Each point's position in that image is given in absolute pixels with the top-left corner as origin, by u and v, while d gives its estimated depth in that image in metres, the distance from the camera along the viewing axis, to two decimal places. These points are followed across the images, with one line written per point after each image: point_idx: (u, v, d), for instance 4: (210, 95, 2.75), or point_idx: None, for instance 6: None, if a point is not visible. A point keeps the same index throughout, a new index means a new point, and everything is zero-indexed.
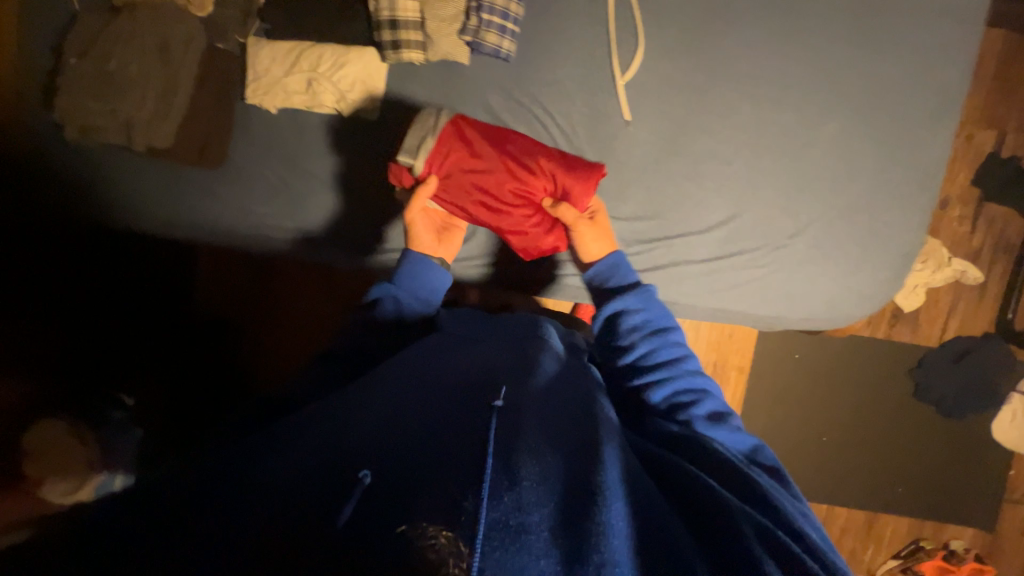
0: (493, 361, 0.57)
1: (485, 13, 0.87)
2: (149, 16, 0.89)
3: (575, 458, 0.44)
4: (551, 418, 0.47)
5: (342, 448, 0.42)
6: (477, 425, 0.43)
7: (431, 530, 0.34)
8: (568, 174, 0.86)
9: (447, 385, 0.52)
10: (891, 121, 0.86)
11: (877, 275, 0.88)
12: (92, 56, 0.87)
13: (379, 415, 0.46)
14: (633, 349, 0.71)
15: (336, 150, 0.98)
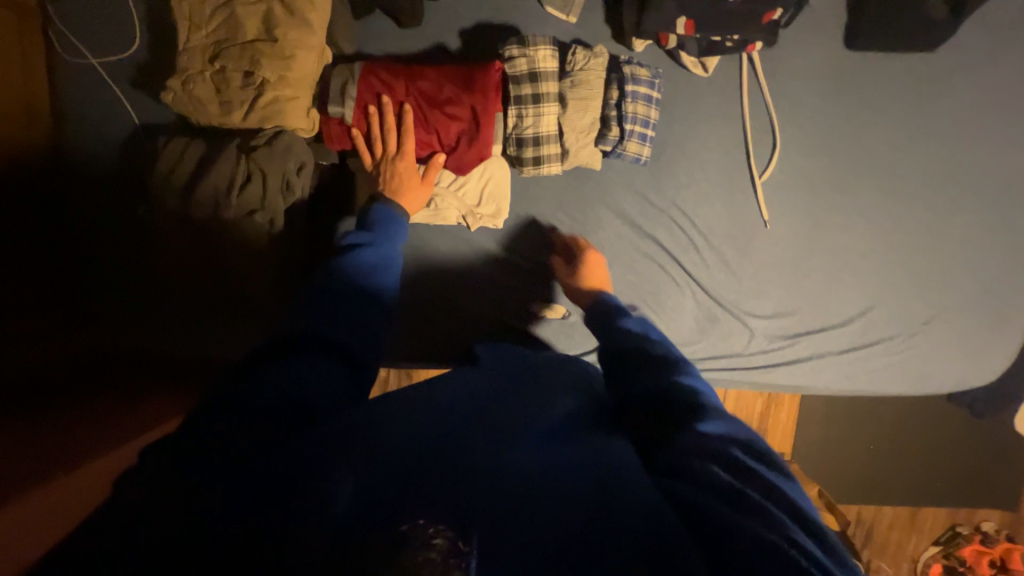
0: (540, 386, 0.47)
1: (629, 123, 0.83)
2: (264, 149, 0.76)
3: (576, 472, 0.36)
4: (540, 431, 0.40)
5: (327, 447, 0.34)
6: (461, 430, 0.39)
7: (429, 532, 0.30)
8: (469, 96, 0.78)
9: (449, 401, 0.43)
10: (1015, 207, 0.89)
11: (1002, 352, 0.93)
12: (200, 202, 0.78)
13: (397, 413, 0.40)
14: (661, 378, 0.49)
15: (463, 263, 0.93)
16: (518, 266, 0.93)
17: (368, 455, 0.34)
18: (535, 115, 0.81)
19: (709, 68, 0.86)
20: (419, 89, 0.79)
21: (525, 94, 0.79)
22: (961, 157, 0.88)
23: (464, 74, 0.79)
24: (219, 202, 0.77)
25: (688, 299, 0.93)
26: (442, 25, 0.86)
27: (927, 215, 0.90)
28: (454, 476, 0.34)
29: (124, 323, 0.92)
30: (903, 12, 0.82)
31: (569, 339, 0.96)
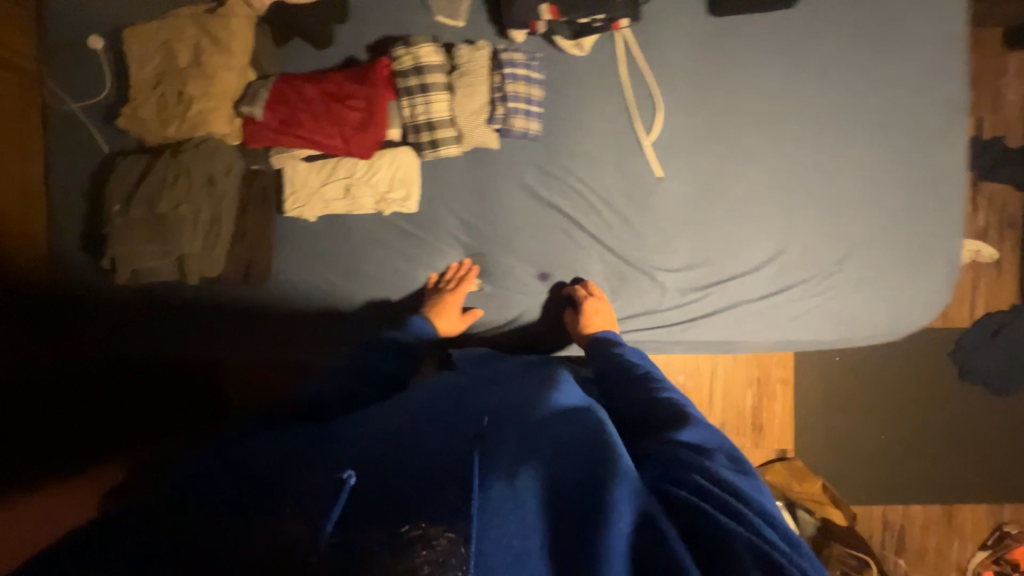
0: (518, 401, 0.57)
1: (511, 102, 0.92)
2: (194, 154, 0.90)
3: (588, 486, 0.45)
4: (550, 446, 0.49)
5: (351, 466, 0.46)
6: (459, 446, 0.48)
7: (433, 531, 0.39)
8: (363, 89, 0.89)
9: (452, 420, 0.54)
10: (904, 140, 0.91)
11: (930, 285, 0.91)
12: (138, 203, 0.89)
13: (415, 444, 0.50)
14: (654, 398, 0.66)
15: (386, 248, 1.01)
16: (436, 246, 1.01)
17: (397, 487, 0.44)
18: (425, 103, 0.91)
19: (585, 48, 0.95)
20: (321, 88, 0.90)
21: (412, 85, 0.90)
22: (840, 100, 0.92)
23: (359, 71, 0.90)
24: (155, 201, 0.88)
25: (598, 261, 0.96)
26: (350, 42, 1.00)
27: (819, 158, 0.92)
28: (464, 475, 0.44)
29: (87, 326, 1.01)
30: None
31: (491, 312, 1.00)
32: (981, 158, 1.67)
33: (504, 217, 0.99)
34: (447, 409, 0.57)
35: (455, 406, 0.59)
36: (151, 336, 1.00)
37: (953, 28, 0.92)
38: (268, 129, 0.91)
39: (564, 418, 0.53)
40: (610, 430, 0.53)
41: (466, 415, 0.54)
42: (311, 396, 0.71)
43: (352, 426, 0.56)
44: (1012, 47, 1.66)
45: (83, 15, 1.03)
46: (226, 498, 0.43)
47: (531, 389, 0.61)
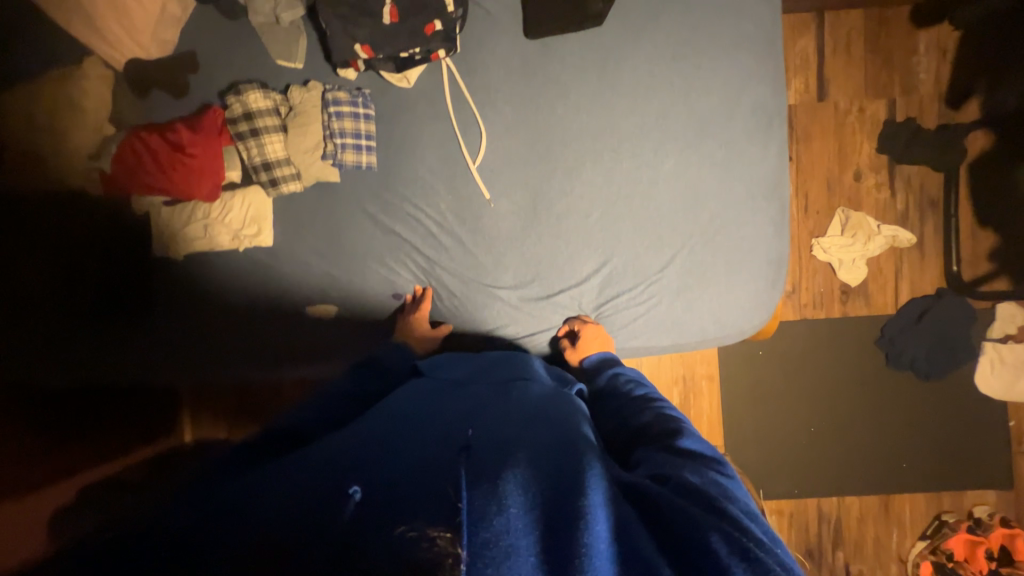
0: (491, 420, 0.64)
1: (339, 139, 0.97)
2: (66, 204, 1.06)
3: (561, 493, 0.50)
4: (540, 459, 0.55)
5: (332, 478, 0.52)
6: (462, 456, 0.54)
7: (432, 532, 0.43)
8: (196, 136, 0.98)
9: (435, 435, 0.60)
10: (722, 145, 0.91)
11: (754, 287, 0.93)
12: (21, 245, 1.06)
13: (401, 456, 0.55)
14: (647, 416, 0.73)
15: (247, 280, 1.07)
16: (292, 275, 1.06)
17: (393, 495, 0.49)
18: (258, 146, 0.97)
19: (412, 79, 0.98)
20: (160, 137, 0.99)
21: (244, 130, 0.97)
22: (655, 109, 0.93)
23: (193, 121, 0.99)
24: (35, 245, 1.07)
25: (440, 281, 1.01)
26: (202, 89, 1.07)
27: (640, 170, 0.94)
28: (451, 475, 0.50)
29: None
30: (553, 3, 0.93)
31: (353, 336, 1.06)
32: (896, 140, 1.63)
33: (351, 245, 1.04)
34: (432, 424, 0.63)
35: (438, 419, 0.65)
36: (121, 362, 1.09)
37: (766, 29, 0.92)
38: (121, 178, 1.00)
39: (530, 433, 0.60)
40: (586, 442, 0.60)
41: (449, 431, 0.60)
42: (298, 417, 0.72)
43: (336, 444, 0.60)
44: (919, 24, 1.61)
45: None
46: (217, 519, 0.47)
47: (500, 410, 0.67)
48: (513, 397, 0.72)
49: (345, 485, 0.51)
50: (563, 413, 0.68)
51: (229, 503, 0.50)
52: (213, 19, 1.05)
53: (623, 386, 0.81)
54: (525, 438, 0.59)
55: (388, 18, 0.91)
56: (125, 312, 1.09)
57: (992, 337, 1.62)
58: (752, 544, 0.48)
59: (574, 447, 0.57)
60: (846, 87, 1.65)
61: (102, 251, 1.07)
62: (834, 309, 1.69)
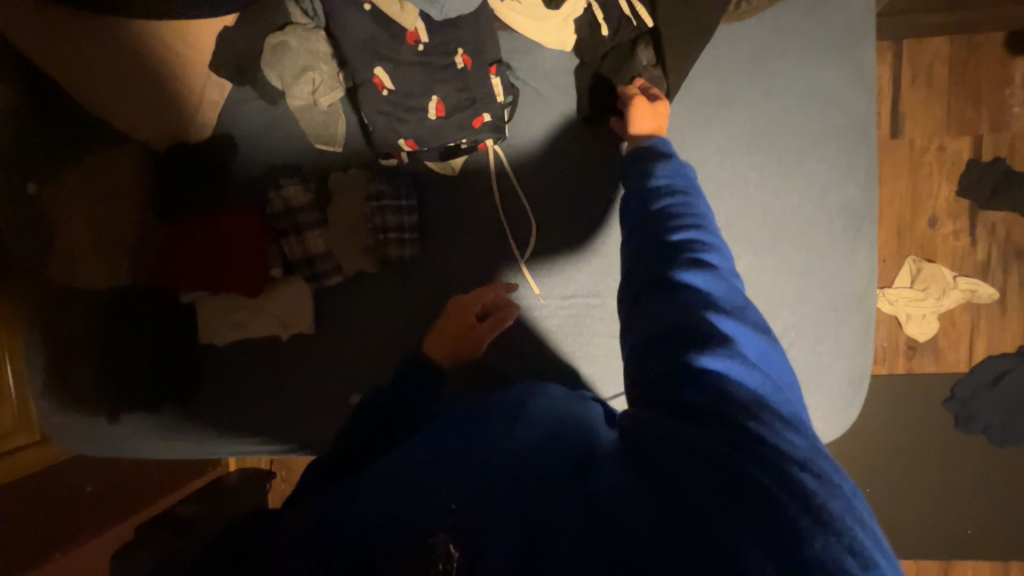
0: (493, 429, 0.67)
1: (382, 235, 0.94)
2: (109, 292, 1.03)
3: (540, 501, 0.54)
4: (525, 471, 0.58)
5: (344, 513, 0.59)
6: (461, 468, 0.61)
7: (439, 542, 0.52)
8: (246, 231, 0.98)
9: (438, 444, 0.67)
10: (801, 249, 0.83)
11: (829, 405, 0.84)
12: (58, 332, 1.02)
13: (406, 469, 0.64)
14: (707, 348, 0.59)
15: (290, 371, 1.05)
16: (332, 366, 1.04)
17: (388, 509, 0.57)
18: (301, 242, 0.96)
19: (457, 168, 0.94)
20: (213, 231, 1.00)
21: (287, 229, 0.95)
22: (726, 205, 0.84)
23: (245, 215, 0.99)
24: (71, 333, 1.02)
25: (486, 378, 0.97)
26: (242, 174, 1.04)
27: None
28: (443, 500, 0.57)
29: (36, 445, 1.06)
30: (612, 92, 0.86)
31: None
32: (979, 183, 1.47)
33: (394, 336, 1.00)
34: (442, 433, 0.69)
35: (445, 429, 0.70)
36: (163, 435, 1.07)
37: (856, 117, 0.81)
38: (171, 275, 1.03)
39: (521, 438, 0.64)
40: (577, 445, 0.62)
41: (448, 445, 0.66)
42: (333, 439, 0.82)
43: (367, 473, 0.67)
44: (1015, 52, 1.42)
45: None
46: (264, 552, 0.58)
47: (504, 415, 0.71)
48: (515, 404, 0.75)
49: (358, 513, 0.58)
50: (553, 416, 0.70)
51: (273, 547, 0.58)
52: (252, 103, 1.01)
53: (645, 243, 0.70)
54: (516, 451, 0.62)
55: (434, 113, 0.84)
56: (157, 384, 1.05)
57: None
58: (789, 528, 0.45)
59: (562, 454, 0.60)
60: (925, 122, 1.49)
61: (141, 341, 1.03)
62: (899, 365, 1.57)
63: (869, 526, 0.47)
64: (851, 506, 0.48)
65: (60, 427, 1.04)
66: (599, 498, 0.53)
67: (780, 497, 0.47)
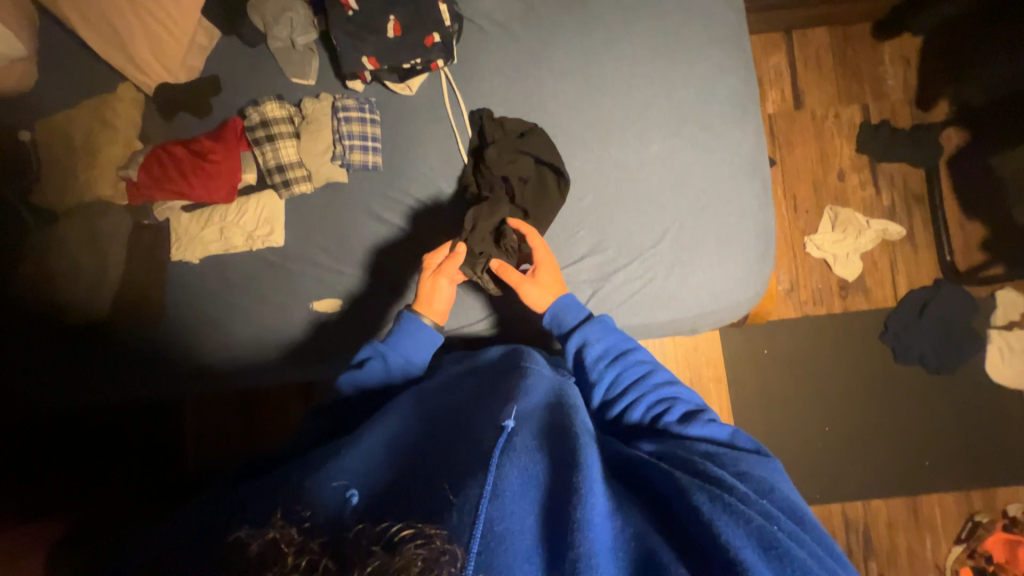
0: (483, 417, 0.70)
1: (347, 140, 1.05)
2: (81, 210, 1.07)
3: (553, 494, 0.58)
4: (532, 461, 0.62)
5: (320, 499, 0.56)
6: (464, 458, 0.61)
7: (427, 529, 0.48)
8: (219, 142, 1.06)
9: (431, 443, 0.68)
10: (703, 129, 0.98)
11: (745, 258, 0.96)
12: (37, 257, 1.07)
13: (403, 461, 0.65)
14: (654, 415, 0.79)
15: (261, 282, 1.12)
16: (300, 273, 1.11)
17: (394, 502, 0.56)
18: (273, 150, 1.05)
19: (414, 88, 1.08)
20: (184, 146, 1.07)
21: (260, 136, 1.05)
22: (637, 101, 1.01)
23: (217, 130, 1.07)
24: (47, 255, 1.07)
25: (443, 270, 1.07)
26: (225, 109, 1.17)
27: (628, 156, 1.00)
28: (440, 489, 0.57)
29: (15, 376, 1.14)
30: (539, 21, 1.07)
31: (362, 326, 1.08)
32: (873, 141, 1.72)
33: (361, 240, 1.09)
34: (434, 431, 0.71)
35: (436, 424, 0.73)
36: (124, 377, 1.10)
37: (730, 29, 1.03)
38: (145, 187, 1.07)
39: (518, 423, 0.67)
40: (569, 432, 0.68)
41: (449, 437, 0.68)
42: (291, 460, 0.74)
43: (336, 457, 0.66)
44: (882, 37, 1.74)
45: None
46: (212, 536, 0.54)
47: (491, 405, 0.73)
48: (501, 392, 0.77)
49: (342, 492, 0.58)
50: (539, 409, 0.73)
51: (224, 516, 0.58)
52: (237, 49, 1.17)
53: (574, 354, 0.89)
54: (518, 435, 0.65)
55: (392, 33, 1.03)
56: (127, 318, 1.10)
57: (996, 324, 1.62)
58: (774, 531, 0.56)
59: (562, 443, 0.66)
60: (820, 95, 1.76)
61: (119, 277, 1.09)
62: (835, 305, 1.71)
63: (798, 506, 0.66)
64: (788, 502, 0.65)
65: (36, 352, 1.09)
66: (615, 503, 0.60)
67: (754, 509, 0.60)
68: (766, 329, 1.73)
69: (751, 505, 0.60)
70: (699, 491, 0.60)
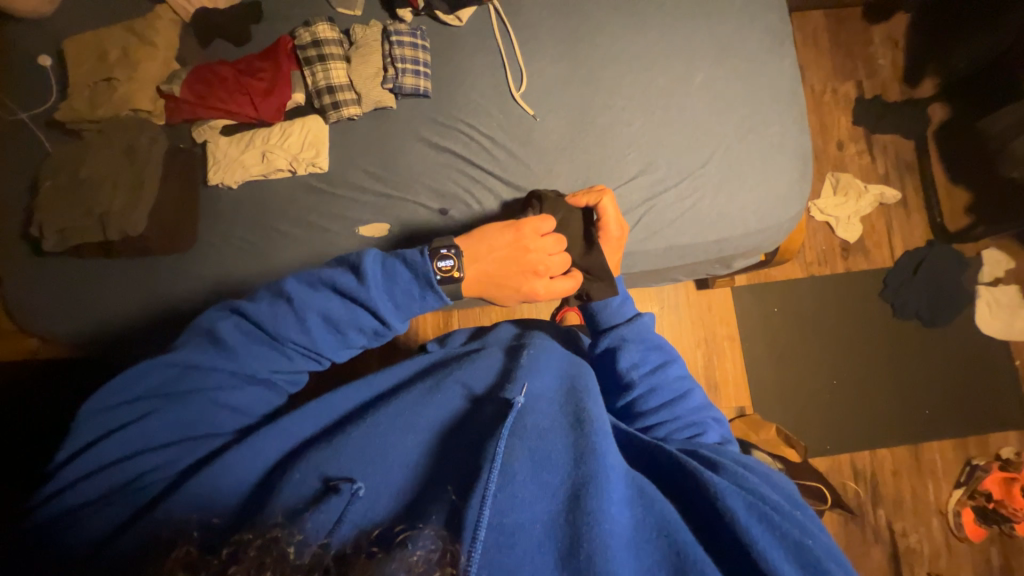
0: (483, 420, 0.74)
1: (400, 63, 1.05)
2: (121, 125, 1.03)
3: (574, 502, 0.63)
4: (542, 467, 0.67)
5: (305, 504, 0.62)
6: (473, 464, 0.67)
7: (428, 535, 0.49)
8: (271, 62, 1.07)
9: (428, 444, 0.72)
10: (744, 61, 1.05)
11: (787, 177, 1.03)
12: (66, 172, 1.02)
13: (404, 461, 0.70)
14: (679, 426, 0.82)
15: (300, 207, 1.10)
16: (343, 197, 1.09)
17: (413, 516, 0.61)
18: (324, 70, 1.06)
19: (463, 19, 1.10)
20: (233, 66, 1.08)
21: (311, 56, 1.06)
22: (682, 35, 1.06)
23: (268, 51, 1.08)
24: (79, 168, 1.01)
25: (492, 194, 1.08)
26: (265, 35, 1.15)
27: (675, 84, 1.05)
28: (447, 499, 0.62)
29: (35, 304, 1.08)
30: None
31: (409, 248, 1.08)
32: (868, 113, 1.85)
33: (408, 165, 1.09)
34: (435, 429, 0.74)
35: (435, 422, 0.75)
36: (163, 303, 1.08)
37: None
38: (188, 103, 1.06)
39: (529, 423, 0.71)
40: (576, 431, 0.71)
41: (460, 443, 0.72)
42: (224, 393, 0.74)
43: (322, 449, 0.69)
44: (873, 21, 1.89)
45: (20, 33, 1.16)
46: (197, 526, 0.56)
47: (490, 404, 0.77)
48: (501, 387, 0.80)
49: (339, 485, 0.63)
50: (543, 405, 0.76)
51: (211, 511, 0.61)
52: None
53: (602, 354, 0.89)
54: (527, 443, 0.68)
55: None
56: (164, 238, 1.04)
57: (982, 281, 1.76)
58: (809, 544, 0.61)
59: (577, 448, 0.69)
60: (819, 71, 1.89)
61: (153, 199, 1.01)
62: (838, 265, 1.80)
63: (810, 512, 0.72)
64: (804, 510, 0.72)
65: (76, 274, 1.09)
66: (658, 508, 0.65)
67: (784, 514, 0.65)
68: (776, 289, 1.79)
69: (784, 516, 0.65)
70: (737, 497, 0.64)
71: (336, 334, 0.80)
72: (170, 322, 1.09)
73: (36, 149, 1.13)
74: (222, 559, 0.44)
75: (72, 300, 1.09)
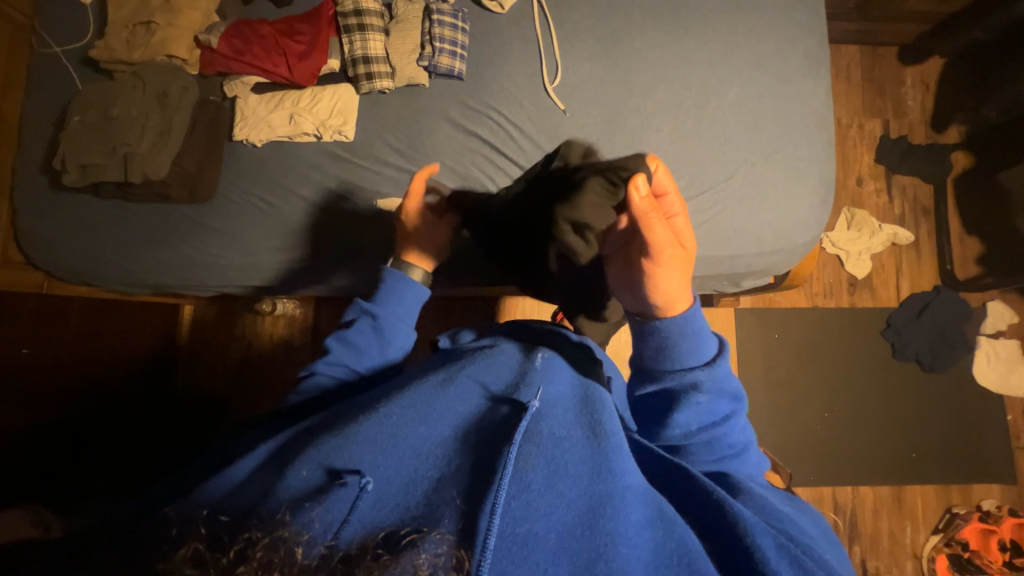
0: (495, 421, 0.69)
1: (438, 42, 1.06)
2: (156, 70, 1.05)
3: (589, 517, 0.58)
4: (558, 478, 0.61)
5: (309, 495, 0.56)
6: (482, 461, 0.63)
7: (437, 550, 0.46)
8: (311, 26, 1.08)
9: (440, 440, 0.66)
10: (779, 81, 1.06)
11: (808, 203, 1.03)
12: (96, 109, 1.02)
13: (411, 455, 0.63)
14: (715, 462, 0.73)
15: (320, 171, 1.10)
16: (365, 168, 1.10)
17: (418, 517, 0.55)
18: (361, 41, 1.07)
19: (505, 6, 1.10)
20: (274, 25, 1.08)
21: (352, 25, 1.07)
22: (720, 48, 1.07)
23: (309, 15, 1.09)
24: (110, 106, 1.01)
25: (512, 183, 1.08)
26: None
27: (707, 96, 1.05)
28: (451, 500, 0.57)
29: (48, 236, 1.09)
30: None
31: None
32: (891, 153, 1.85)
33: (433, 145, 1.09)
34: (447, 425, 0.68)
35: (449, 419, 0.69)
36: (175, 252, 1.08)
37: None
38: (223, 55, 1.07)
39: (545, 430, 0.67)
40: (597, 447, 0.66)
41: (470, 442, 0.66)
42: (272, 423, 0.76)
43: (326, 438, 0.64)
44: (907, 62, 1.90)
45: None
46: (197, 508, 0.53)
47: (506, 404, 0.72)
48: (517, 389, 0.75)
49: (348, 476, 0.59)
50: (562, 414, 0.71)
51: (205, 496, 0.57)
52: None
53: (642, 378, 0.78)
54: (544, 452, 0.64)
55: None
56: (184, 189, 1.04)
57: (984, 332, 1.76)
58: None
59: (596, 462, 0.64)
60: (846, 105, 1.89)
61: (177, 145, 1.02)
62: (844, 299, 1.80)
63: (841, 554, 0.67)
64: (837, 553, 0.66)
65: (93, 212, 1.09)
66: (680, 537, 0.59)
67: (813, 556, 0.59)
68: (779, 317, 1.79)
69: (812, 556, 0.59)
70: (766, 536, 0.58)
71: (357, 352, 0.81)
72: (181, 272, 1.09)
73: (67, 83, 1.13)
74: (229, 558, 0.42)
75: (86, 238, 1.09)
